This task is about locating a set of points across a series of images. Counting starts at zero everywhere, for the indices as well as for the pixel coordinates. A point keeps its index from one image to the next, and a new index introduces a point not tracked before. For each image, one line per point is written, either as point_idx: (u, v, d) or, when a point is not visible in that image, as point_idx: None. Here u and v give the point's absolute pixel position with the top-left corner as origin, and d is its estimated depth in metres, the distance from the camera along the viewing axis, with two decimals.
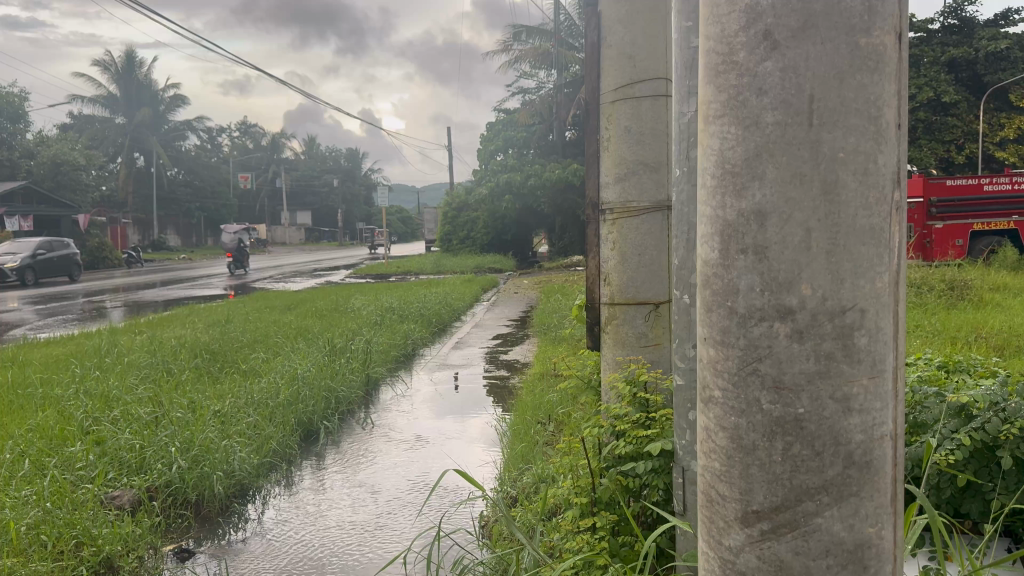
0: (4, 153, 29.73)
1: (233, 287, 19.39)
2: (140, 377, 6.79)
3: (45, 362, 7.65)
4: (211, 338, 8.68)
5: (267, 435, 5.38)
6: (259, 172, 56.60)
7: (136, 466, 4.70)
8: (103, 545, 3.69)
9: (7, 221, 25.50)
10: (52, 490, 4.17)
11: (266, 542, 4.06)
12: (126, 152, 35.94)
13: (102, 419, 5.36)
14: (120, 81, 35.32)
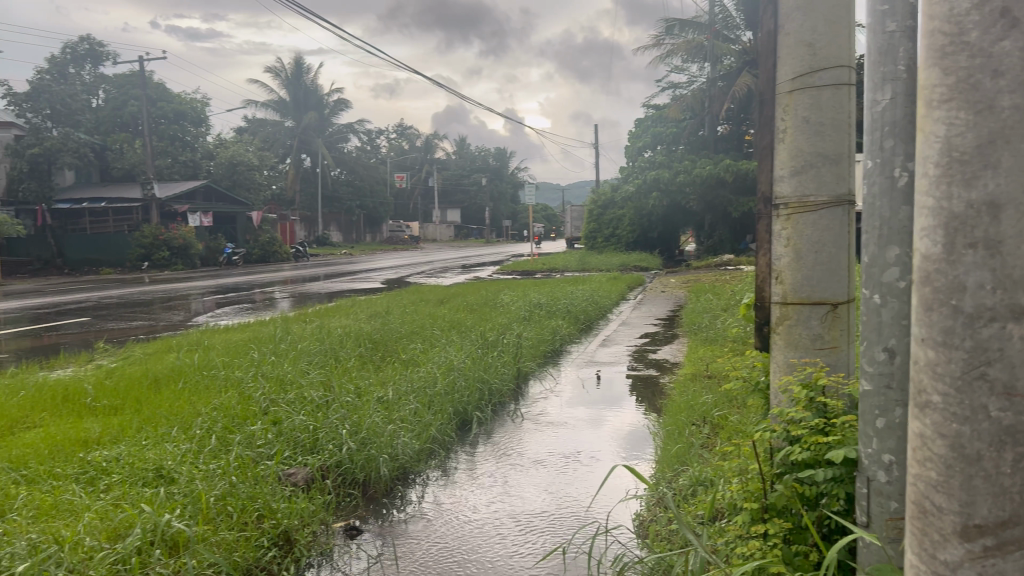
0: (189, 154, 31.74)
1: (388, 282, 20.24)
2: (312, 362, 7.23)
3: (228, 347, 8.32)
4: (372, 328, 9.12)
5: (426, 423, 5.61)
6: (413, 171, 58.67)
7: (309, 446, 5.02)
8: (282, 519, 3.97)
9: (191, 217, 27.80)
10: (236, 465, 4.52)
11: (425, 524, 4.23)
12: (294, 152, 38.27)
13: (279, 401, 5.77)
14: (290, 86, 37.24)
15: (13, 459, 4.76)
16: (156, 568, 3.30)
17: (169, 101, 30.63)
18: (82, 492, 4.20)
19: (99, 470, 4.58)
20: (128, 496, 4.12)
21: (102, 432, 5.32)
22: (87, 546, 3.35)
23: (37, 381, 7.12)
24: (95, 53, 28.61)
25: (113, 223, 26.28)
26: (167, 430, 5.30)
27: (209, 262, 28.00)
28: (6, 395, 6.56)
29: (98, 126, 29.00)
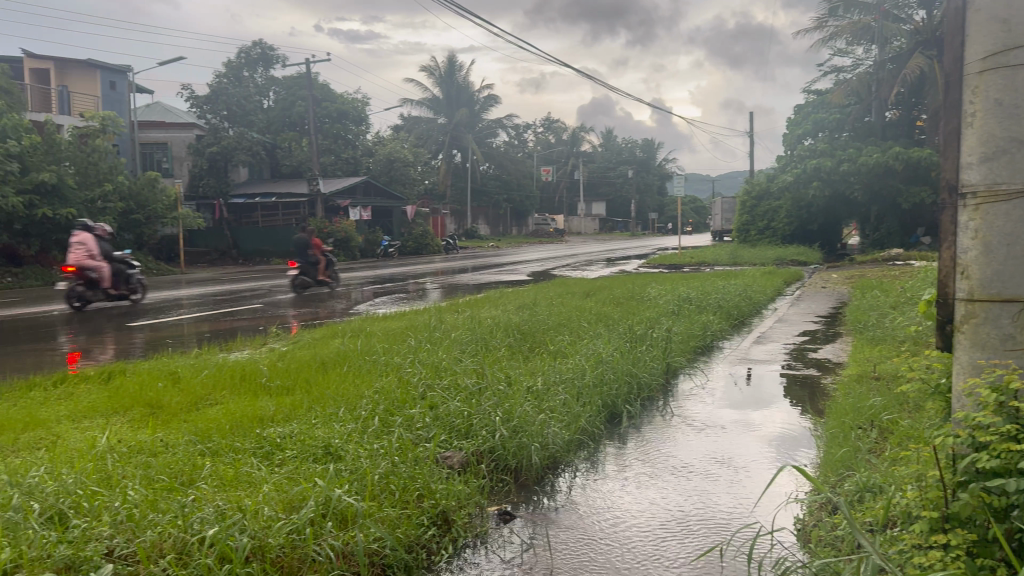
0: (349, 152, 33.40)
1: (536, 274, 20.47)
2: (465, 350, 7.48)
3: (386, 334, 8.75)
4: (521, 319, 9.31)
5: (576, 413, 5.66)
6: (559, 164, 58.80)
7: (463, 431, 5.19)
8: (440, 500, 4.15)
9: (351, 211, 29.41)
10: (399, 446, 4.76)
11: (575, 514, 4.28)
12: (447, 148, 39.40)
13: (435, 387, 6.00)
14: (443, 84, 38.20)
15: (200, 432, 5.22)
16: (328, 538, 3.53)
17: (333, 101, 32.41)
18: (260, 466, 4.55)
19: (274, 444, 4.96)
20: (300, 471, 4.43)
21: (276, 409, 5.75)
22: (267, 513, 3.61)
23: (218, 361, 7.77)
24: (267, 56, 30.75)
25: (283, 216, 28.92)
26: (333, 410, 5.66)
27: (369, 254, 29.48)
28: (193, 374, 7.20)
29: (269, 126, 31.07)
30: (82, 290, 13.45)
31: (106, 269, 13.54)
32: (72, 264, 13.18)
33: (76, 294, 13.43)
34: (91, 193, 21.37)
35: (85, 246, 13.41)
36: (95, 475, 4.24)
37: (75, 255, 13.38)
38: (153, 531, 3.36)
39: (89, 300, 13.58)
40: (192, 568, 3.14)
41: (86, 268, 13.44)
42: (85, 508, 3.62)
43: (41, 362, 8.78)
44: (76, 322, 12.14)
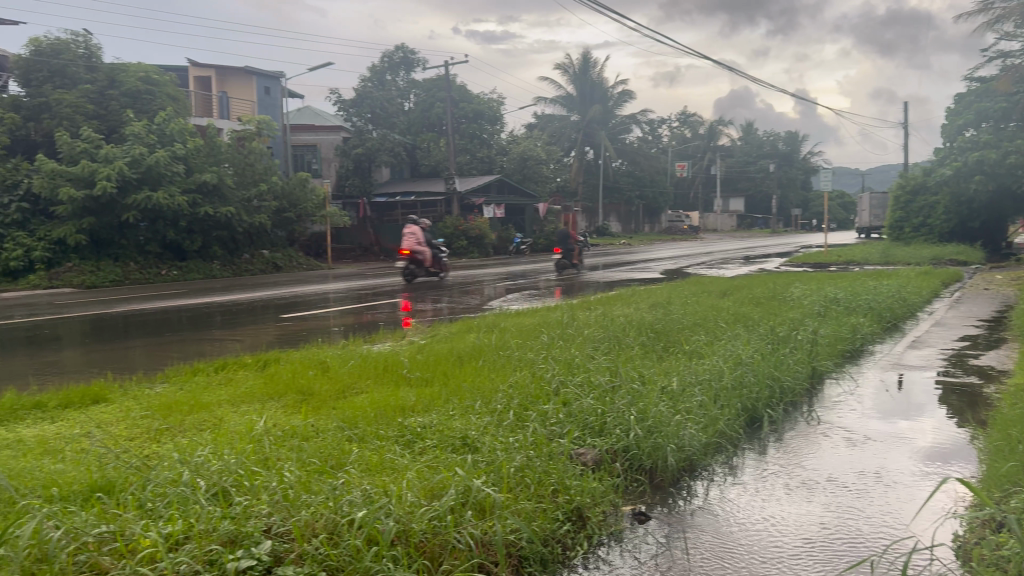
0: (484, 150, 34.00)
1: (671, 273, 20.08)
2: (598, 348, 7.49)
3: (520, 329, 8.90)
4: (656, 318, 9.20)
5: (714, 416, 5.56)
6: (695, 160, 57.38)
7: (598, 429, 5.20)
8: (575, 496, 4.20)
9: (486, 209, 29.98)
10: (534, 441, 4.86)
11: (711, 518, 4.23)
12: (580, 145, 39.34)
13: (570, 384, 6.05)
14: (577, 81, 38.21)
15: (347, 419, 5.52)
16: (468, 527, 3.64)
17: (469, 102, 33.20)
18: (402, 452, 4.77)
19: (415, 433, 5.16)
20: (439, 460, 4.60)
21: (416, 400, 5.99)
22: (410, 499, 3.77)
23: (362, 352, 8.16)
24: (409, 60, 32.73)
25: (421, 214, 29.32)
26: (470, 402, 5.82)
27: (502, 251, 30.03)
28: (340, 364, 7.60)
29: (409, 128, 32.15)
30: (412, 268, 18.17)
31: (430, 255, 18.30)
32: (408, 248, 17.94)
33: (407, 270, 18.17)
34: (248, 193, 22.95)
35: (416, 236, 18.12)
36: (254, 455, 4.55)
37: (408, 242, 18.16)
38: (308, 509, 3.57)
39: (415, 275, 18.29)
40: (343, 548, 3.32)
41: (416, 252, 18.14)
42: (246, 486, 3.90)
43: (202, 350, 9.46)
44: (232, 313, 13.03)
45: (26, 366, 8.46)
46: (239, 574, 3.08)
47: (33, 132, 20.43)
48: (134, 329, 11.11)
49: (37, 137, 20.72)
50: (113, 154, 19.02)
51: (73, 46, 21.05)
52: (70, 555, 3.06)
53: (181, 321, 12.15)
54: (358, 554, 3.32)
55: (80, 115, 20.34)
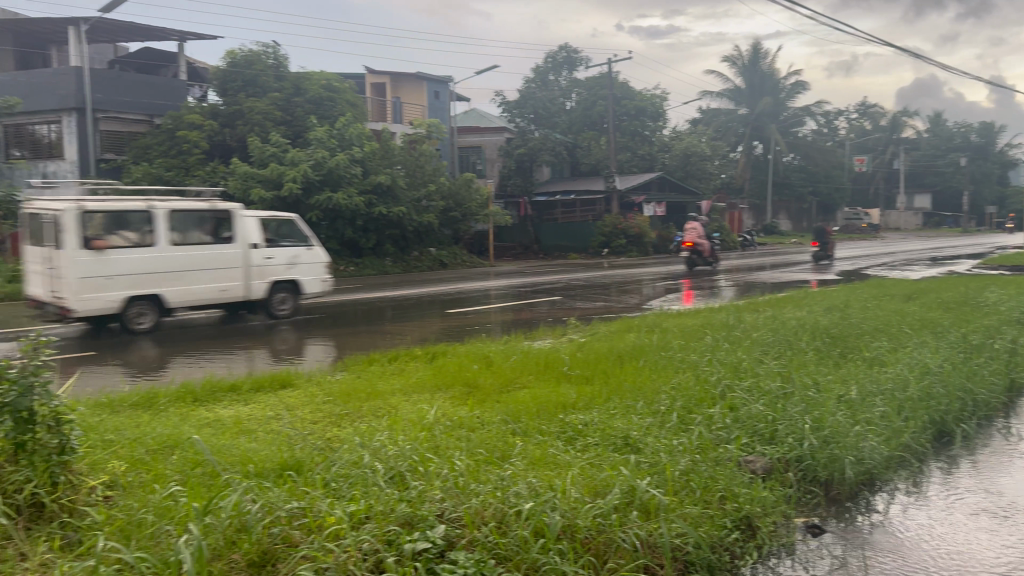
0: (646, 148, 33.52)
1: (844, 274, 18.95)
2: (767, 352, 7.20)
3: (684, 330, 8.74)
4: (831, 322, 8.71)
5: (897, 428, 5.20)
6: (875, 153, 53.64)
7: (767, 436, 4.99)
8: (744, 504, 4.06)
9: (646, 207, 29.69)
10: (701, 445, 4.76)
11: (894, 535, 3.98)
12: (747, 140, 37.87)
13: (737, 388, 5.87)
14: (745, 74, 36.80)
15: (510, 413, 5.64)
16: (634, 527, 3.63)
17: (632, 99, 32.79)
18: (564, 449, 4.82)
19: (576, 430, 5.19)
20: (604, 458, 4.60)
21: (578, 397, 6.02)
22: (575, 496, 3.80)
23: (524, 348, 8.29)
24: (571, 60, 33.14)
25: (581, 212, 29.41)
26: (633, 402, 5.78)
27: (662, 250, 29.71)
28: (503, 358, 7.79)
29: (570, 127, 32.17)
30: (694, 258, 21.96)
31: (708, 246, 21.96)
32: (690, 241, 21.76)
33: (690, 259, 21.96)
34: (418, 193, 23.94)
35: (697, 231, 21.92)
36: (425, 443, 4.76)
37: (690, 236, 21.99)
38: (477, 498, 3.69)
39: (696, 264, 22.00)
40: (511, 538, 3.41)
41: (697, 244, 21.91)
42: (421, 471, 4.09)
43: (373, 343, 9.96)
44: (401, 308, 13.64)
45: (221, 353, 9.27)
46: (415, 555, 3.24)
47: (229, 138, 22.32)
48: (314, 322, 11.89)
49: (232, 143, 22.52)
50: (298, 157, 20.45)
51: (263, 57, 22.89)
52: (265, 527, 3.31)
53: (355, 315, 12.85)
54: (526, 544, 3.40)
55: (269, 121, 22.06)
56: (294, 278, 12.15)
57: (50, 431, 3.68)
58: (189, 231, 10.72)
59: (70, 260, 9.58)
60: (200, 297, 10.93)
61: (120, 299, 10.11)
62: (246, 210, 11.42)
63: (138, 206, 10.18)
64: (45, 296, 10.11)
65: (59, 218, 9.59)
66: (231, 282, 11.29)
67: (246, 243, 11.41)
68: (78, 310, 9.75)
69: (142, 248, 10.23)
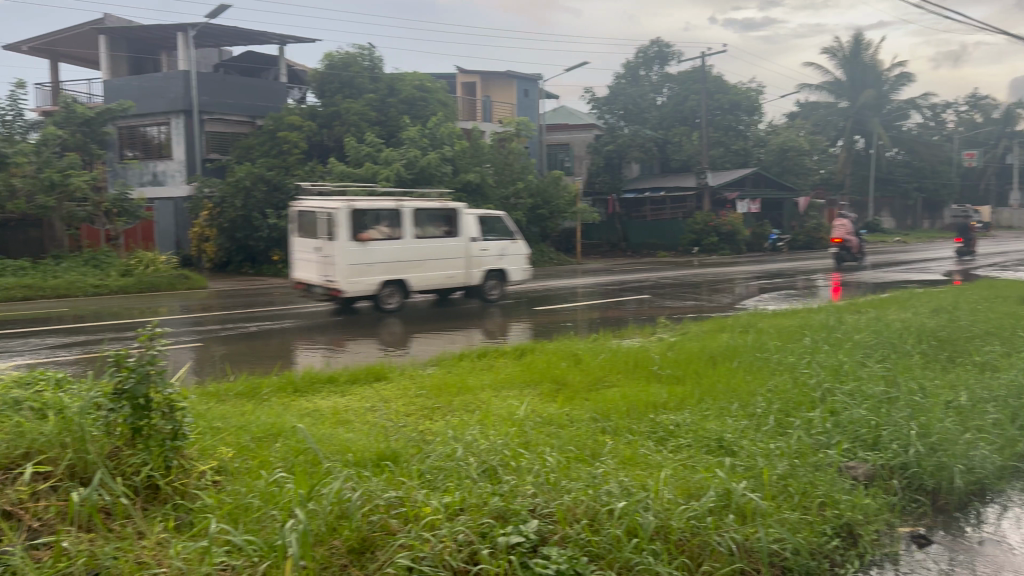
0: (741, 143, 32.71)
1: (953, 275, 18.01)
2: (869, 355, 6.91)
3: (780, 331, 8.50)
4: (939, 324, 8.30)
5: (1012, 437, 4.92)
6: (989, 146, 50.65)
7: (870, 442, 4.80)
8: (845, 511, 3.92)
9: (740, 204, 29.09)
10: (799, 449, 4.62)
11: (1008, 551, 3.77)
12: (848, 134, 36.44)
13: (837, 392, 5.67)
14: (847, 65, 35.38)
15: (601, 411, 5.62)
16: (729, 530, 3.57)
17: (725, 92, 31.76)
18: (656, 449, 4.77)
19: (668, 431, 5.13)
20: (696, 459, 4.53)
21: (670, 397, 5.95)
22: (669, 497, 3.76)
23: (614, 347, 8.25)
24: (663, 54, 32.36)
25: (672, 209, 29.01)
26: (727, 404, 5.67)
27: (756, 248, 29.07)
28: (592, 356, 7.76)
29: (661, 123, 31.61)
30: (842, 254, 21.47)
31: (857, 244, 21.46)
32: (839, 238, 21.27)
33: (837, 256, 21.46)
34: (507, 190, 24.12)
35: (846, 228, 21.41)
36: (516, 439, 4.79)
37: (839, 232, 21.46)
38: (569, 495, 3.69)
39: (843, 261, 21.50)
40: (604, 536, 3.41)
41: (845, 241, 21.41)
42: (512, 466, 4.13)
43: (462, 339, 10.07)
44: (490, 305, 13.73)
45: (367, 339, 10.11)
46: (508, 549, 3.27)
47: (326, 138, 23.03)
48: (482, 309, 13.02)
49: (329, 143, 23.29)
50: (392, 156, 20.94)
51: (359, 59, 23.52)
52: (364, 516, 3.41)
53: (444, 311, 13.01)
54: (619, 543, 3.39)
55: (364, 122, 22.63)
56: (501, 267, 15.48)
57: (164, 417, 3.90)
58: (428, 227, 14.21)
59: (344, 250, 13.10)
60: (432, 280, 14.38)
61: (376, 281, 13.64)
62: (467, 210, 14.73)
63: (391, 209, 13.63)
64: (319, 279, 13.66)
65: (333, 216, 13.14)
66: (454, 268, 14.68)
67: (465, 238, 14.75)
68: (348, 289, 13.29)
69: (392, 241, 13.70)
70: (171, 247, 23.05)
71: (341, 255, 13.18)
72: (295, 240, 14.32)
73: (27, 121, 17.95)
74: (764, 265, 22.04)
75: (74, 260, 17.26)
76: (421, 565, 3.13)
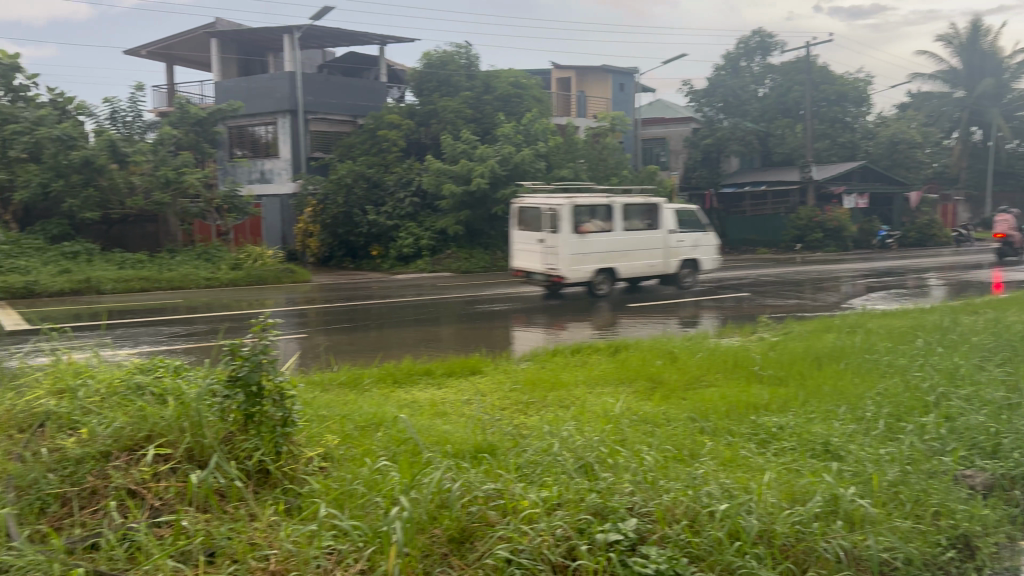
0: (848, 135, 31.34)
1: None
2: (989, 358, 6.53)
3: (890, 332, 8.12)
4: None
5: None
6: None
7: (990, 450, 4.53)
8: (961, 522, 3.72)
9: (846, 199, 27.84)
10: (911, 455, 4.41)
11: None
12: (965, 125, 34.40)
13: (953, 397, 5.38)
14: (964, 52, 33.38)
15: (700, 411, 5.51)
16: (836, 537, 3.44)
17: (832, 83, 30.39)
18: (757, 451, 4.64)
19: (770, 433, 4.98)
20: (800, 463, 4.39)
21: (772, 398, 5.78)
22: (772, 500, 3.66)
23: (713, 346, 8.08)
24: (765, 44, 31.16)
25: (773, 204, 28.23)
26: (832, 407, 5.47)
27: (863, 245, 28.01)
28: (690, 355, 7.63)
29: (764, 115, 30.69)
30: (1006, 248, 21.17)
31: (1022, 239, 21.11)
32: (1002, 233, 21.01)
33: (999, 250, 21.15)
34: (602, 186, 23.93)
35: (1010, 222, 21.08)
36: (613, 436, 4.77)
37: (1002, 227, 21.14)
38: (668, 495, 3.65)
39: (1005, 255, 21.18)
40: (705, 538, 3.35)
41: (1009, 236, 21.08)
42: (609, 463, 4.10)
43: (629, 326, 10.78)
44: (581, 301, 13.69)
45: (582, 324, 11.03)
46: (607, 546, 3.27)
47: (424, 136, 23.50)
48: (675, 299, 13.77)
49: (426, 140, 23.71)
50: (487, 153, 21.14)
51: (456, 58, 23.86)
52: (464, 506, 3.47)
53: (558, 303, 13.30)
54: (720, 546, 3.33)
55: (460, 119, 22.92)
56: (695, 257, 15.18)
57: (275, 404, 4.08)
58: (636, 219, 14.02)
59: (567, 242, 13.22)
60: (638, 269, 14.24)
61: (591, 270, 13.66)
62: (668, 203, 14.45)
63: (606, 203, 13.58)
64: (537, 267, 13.85)
65: (556, 211, 13.24)
66: (657, 258, 14.48)
67: (665, 229, 14.48)
68: (568, 276, 13.38)
69: (605, 232, 13.67)
70: (277, 242, 24.08)
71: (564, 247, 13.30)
72: (511, 232, 14.55)
73: (146, 121, 19.00)
74: (870, 263, 21.07)
75: (188, 253, 18.23)
76: (520, 558, 3.16)
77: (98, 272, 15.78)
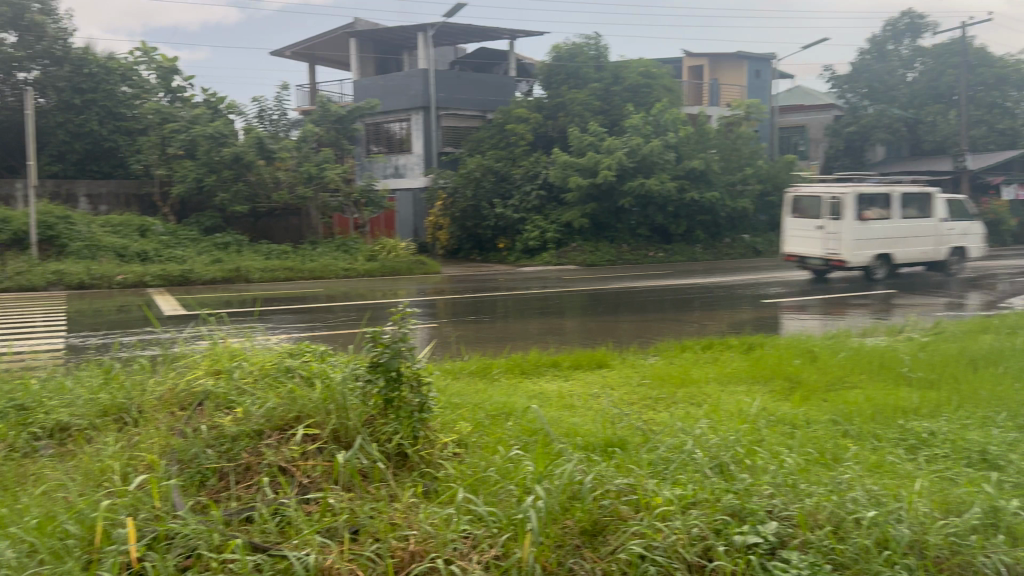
0: (1009, 121, 28.86)
1: None
2: None
3: None
4: None
5: None
6: None
7: None
8: None
9: (1006, 189, 25.95)
10: None
11: None
12: None
13: None
14: None
15: (842, 413, 5.26)
16: (997, 552, 3.20)
17: (991, 65, 28.15)
18: (906, 457, 4.38)
19: (920, 438, 4.69)
20: (956, 472, 4.11)
21: (922, 402, 5.44)
22: (924, 510, 3.46)
23: (855, 345, 7.69)
24: (915, 25, 29.10)
25: None
26: (990, 414, 5.09)
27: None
28: (830, 354, 7.30)
29: (911, 101, 28.59)
30: None
31: None
32: None
33: None
34: (734, 177, 23.21)
35: None
36: (748, 436, 4.63)
37: None
38: (810, 499, 3.51)
39: None
40: (850, 545, 3.20)
41: None
42: (746, 463, 3.99)
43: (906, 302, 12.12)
44: (813, 287, 14.53)
45: (852, 303, 12.12)
46: (746, 548, 3.19)
47: (551, 130, 23.56)
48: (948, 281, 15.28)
49: (554, 134, 23.76)
50: (614, 145, 20.97)
51: (585, 49, 23.67)
52: (596, 499, 3.48)
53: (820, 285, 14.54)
54: (867, 554, 3.18)
55: (589, 111, 22.84)
56: (962, 245, 16.77)
57: (412, 391, 4.22)
58: (910, 208, 15.58)
59: (852, 227, 14.79)
60: (911, 254, 15.80)
61: (871, 254, 15.21)
62: (937, 193, 16.02)
63: (887, 193, 15.09)
64: (816, 252, 15.42)
65: (841, 199, 14.79)
66: (929, 245, 16.08)
67: (937, 219, 16.07)
68: (851, 259, 14.94)
69: (886, 219, 15.22)
70: (409, 235, 24.82)
71: (848, 232, 14.88)
72: (782, 220, 16.11)
73: (290, 120, 20.04)
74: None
75: (328, 245, 19.16)
76: (655, 554, 3.14)
77: (246, 261, 16.85)
